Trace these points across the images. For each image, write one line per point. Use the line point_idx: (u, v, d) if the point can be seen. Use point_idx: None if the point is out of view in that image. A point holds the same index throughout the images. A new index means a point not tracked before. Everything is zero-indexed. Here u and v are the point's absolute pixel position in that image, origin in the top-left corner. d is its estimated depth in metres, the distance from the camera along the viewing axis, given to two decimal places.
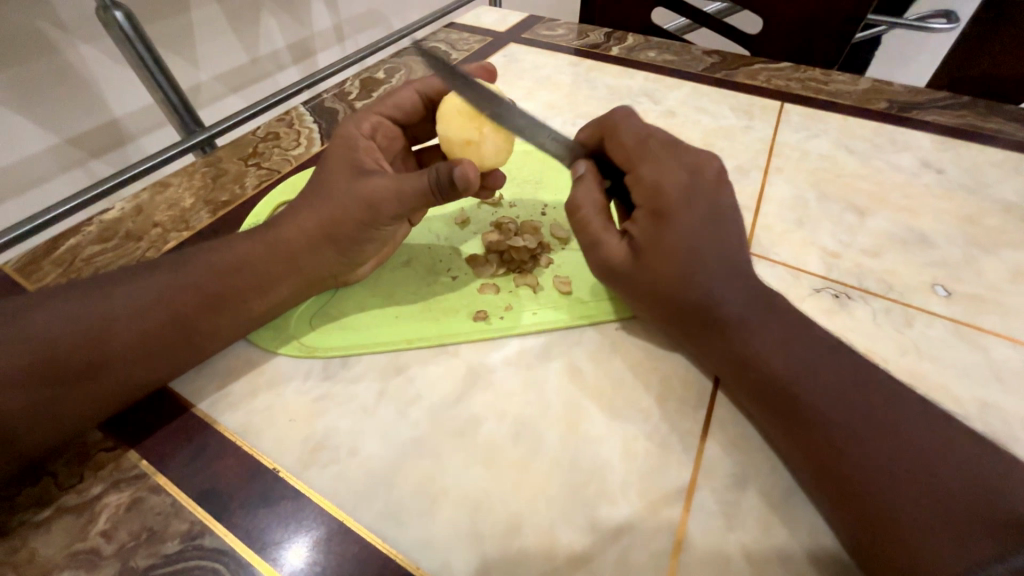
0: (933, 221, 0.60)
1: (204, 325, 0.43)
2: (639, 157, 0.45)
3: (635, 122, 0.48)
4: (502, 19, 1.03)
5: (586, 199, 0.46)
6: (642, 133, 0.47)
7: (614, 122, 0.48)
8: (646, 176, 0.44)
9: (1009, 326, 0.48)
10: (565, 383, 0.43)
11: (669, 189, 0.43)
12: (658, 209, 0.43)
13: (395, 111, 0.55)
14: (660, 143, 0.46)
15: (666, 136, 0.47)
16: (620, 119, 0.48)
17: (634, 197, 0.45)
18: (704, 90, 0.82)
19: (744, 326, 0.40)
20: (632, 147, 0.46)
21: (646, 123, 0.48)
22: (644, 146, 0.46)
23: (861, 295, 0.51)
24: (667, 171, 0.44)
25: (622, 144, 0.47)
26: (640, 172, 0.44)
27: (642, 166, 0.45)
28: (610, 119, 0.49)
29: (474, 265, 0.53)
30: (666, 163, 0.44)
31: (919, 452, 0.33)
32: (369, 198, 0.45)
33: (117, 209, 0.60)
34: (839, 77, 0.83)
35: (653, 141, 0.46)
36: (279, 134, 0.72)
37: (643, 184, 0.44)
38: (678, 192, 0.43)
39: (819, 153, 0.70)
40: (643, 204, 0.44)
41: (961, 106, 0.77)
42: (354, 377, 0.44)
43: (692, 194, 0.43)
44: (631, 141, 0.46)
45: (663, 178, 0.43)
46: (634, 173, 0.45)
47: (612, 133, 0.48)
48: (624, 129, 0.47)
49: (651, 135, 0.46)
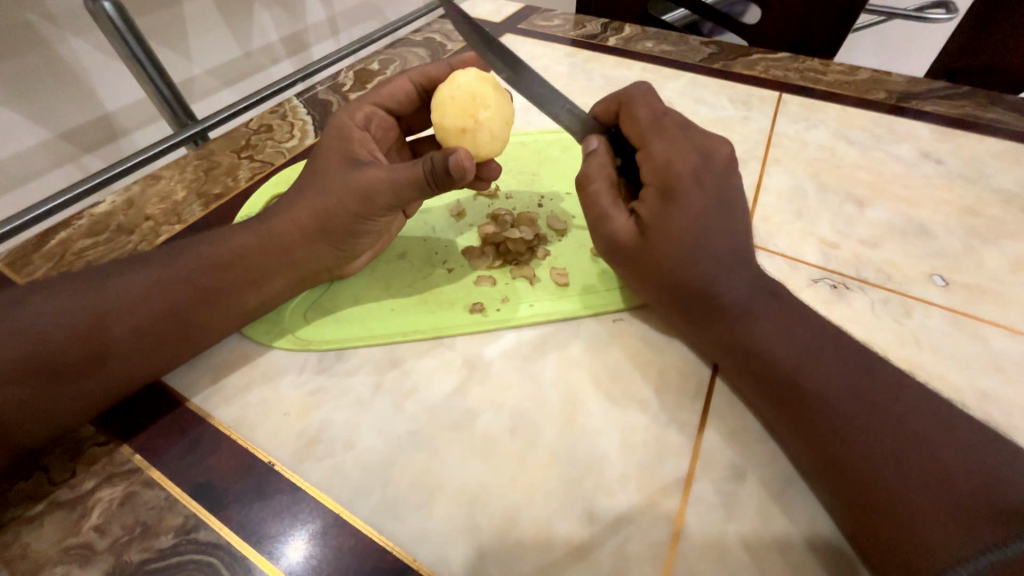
0: (933, 212, 0.59)
1: (197, 319, 0.43)
2: (653, 133, 0.45)
3: (653, 101, 0.47)
4: (498, 9, 1.01)
5: (597, 172, 0.45)
6: (657, 112, 0.46)
7: (630, 101, 0.48)
8: (659, 153, 0.44)
9: (1008, 316, 0.48)
10: (562, 375, 0.43)
11: (681, 167, 0.42)
12: (669, 186, 0.42)
13: (389, 100, 0.54)
14: (675, 123, 0.46)
15: (680, 118, 0.47)
16: (635, 98, 0.48)
17: (644, 173, 0.44)
18: (702, 81, 0.82)
19: (747, 314, 0.40)
20: (646, 125, 0.46)
21: (661, 105, 0.48)
22: (659, 124, 0.45)
23: (859, 285, 0.51)
24: (680, 150, 0.43)
25: (636, 120, 0.46)
26: (652, 148, 0.44)
27: (656, 143, 0.44)
28: (626, 98, 0.48)
29: (471, 257, 0.52)
30: (679, 141, 0.44)
31: (921, 440, 0.33)
32: (363, 189, 0.45)
33: (108, 203, 0.59)
34: (837, 67, 0.83)
35: (667, 121, 0.46)
36: (273, 126, 0.71)
37: (656, 160, 0.43)
38: (689, 170, 0.42)
39: (817, 143, 0.69)
40: (653, 180, 0.43)
41: (961, 96, 0.77)
42: (350, 371, 0.44)
43: (702, 176, 0.43)
44: (646, 117, 0.46)
45: (675, 157, 0.43)
46: (646, 149, 0.45)
47: (627, 111, 0.47)
48: (640, 107, 0.47)
49: (667, 115, 0.46)
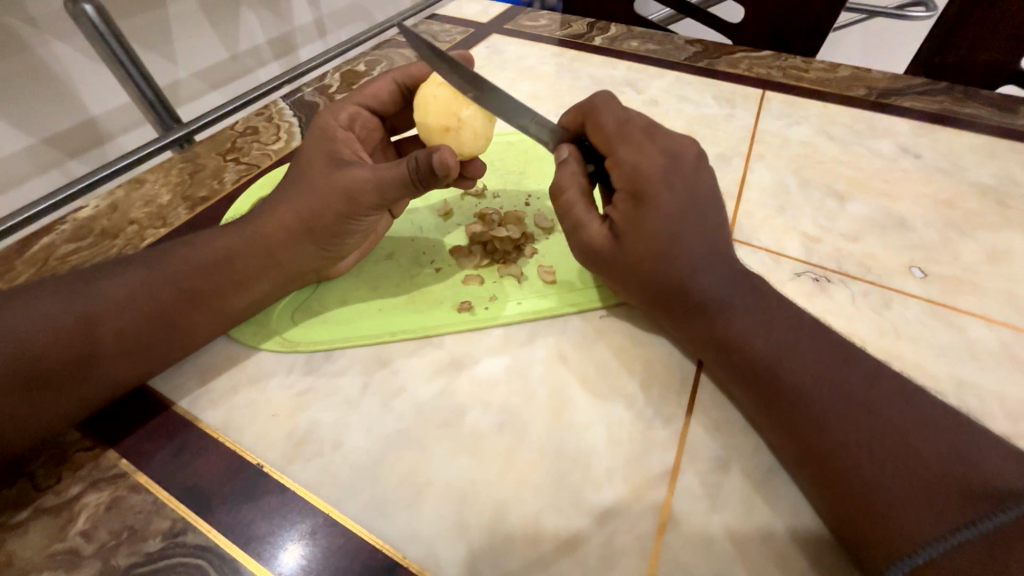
0: (912, 205, 0.61)
1: (184, 321, 0.42)
2: (618, 140, 0.45)
3: (616, 106, 0.47)
4: (484, 10, 1.02)
5: (570, 181, 0.46)
6: (621, 117, 0.46)
7: (593, 107, 0.48)
8: (626, 159, 0.44)
9: (983, 306, 0.49)
10: (550, 372, 0.43)
11: (648, 173, 0.43)
12: (638, 193, 0.43)
13: (373, 101, 0.54)
14: (639, 128, 0.46)
15: (645, 121, 0.47)
16: (600, 103, 0.48)
17: (614, 180, 0.45)
18: (686, 79, 0.83)
19: (726, 307, 0.40)
20: (612, 131, 0.46)
21: (625, 108, 0.48)
22: (623, 130, 0.45)
23: (840, 278, 0.52)
24: (646, 156, 0.44)
25: (601, 127, 0.46)
26: (620, 155, 0.44)
27: (622, 150, 0.45)
28: (591, 104, 0.49)
29: (458, 257, 0.53)
30: (645, 146, 0.44)
31: (895, 427, 0.33)
32: (348, 189, 0.45)
33: (92, 207, 0.59)
34: (818, 65, 0.84)
35: (631, 126, 0.46)
36: (258, 128, 0.71)
37: (623, 167, 0.44)
38: (657, 175, 0.43)
39: (799, 140, 0.70)
40: (623, 187, 0.44)
41: (939, 92, 0.79)
42: (338, 371, 0.44)
43: (671, 179, 0.43)
44: (610, 123, 0.46)
45: (641, 163, 0.43)
46: (613, 156, 0.45)
47: (592, 118, 0.48)
48: (603, 112, 0.47)
49: (631, 120, 0.46)
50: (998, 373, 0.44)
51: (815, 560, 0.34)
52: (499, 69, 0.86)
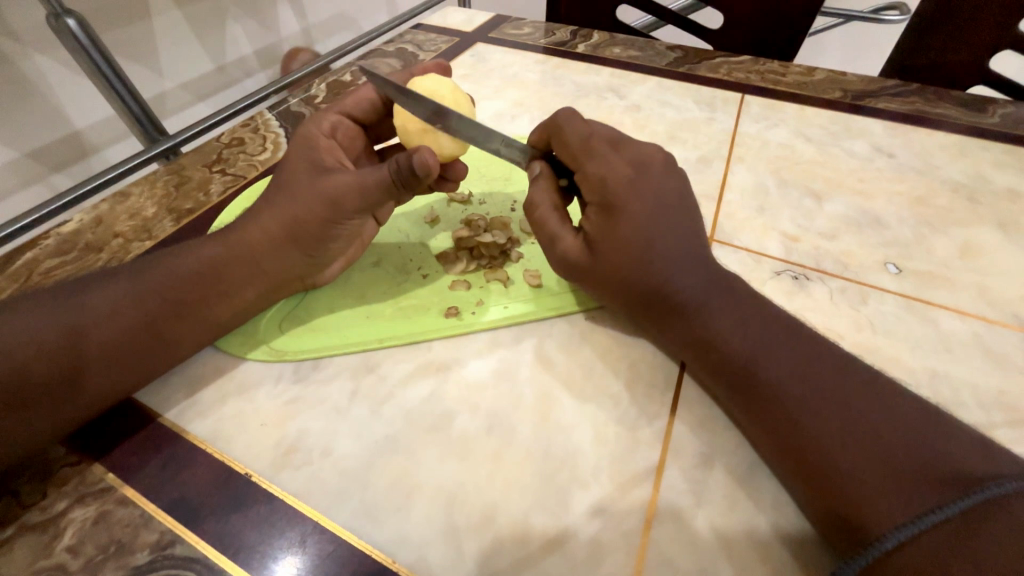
0: (885, 203, 0.62)
1: (170, 330, 0.42)
2: (584, 156, 0.46)
3: (579, 122, 0.48)
4: (469, 19, 1.03)
5: (542, 199, 0.48)
6: (586, 132, 0.47)
7: (557, 125, 0.49)
8: (593, 174, 0.45)
9: (956, 299, 0.51)
10: (537, 373, 0.44)
11: (615, 182, 0.44)
12: (607, 203, 0.44)
13: (355, 109, 0.55)
14: (603, 141, 0.47)
15: (609, 133, 0.48)
16: (562, 119, 0.49)
17: (583, 195, 0.46)
18: (668, 85, 0.84)
19: (702, 309, 0.41)
20: (576, 147, 0.47)
21: (587, 121, 0.48)
22: (588, 145, 0.47)
23: (819, 276, 0.53)
24: (611, 168, 0.45)
25: (566, 143, 0.48)
26: (586, 171, 0.46)
27: (588, 165, 0.46)
28: (555, 119, 0.49)
29: (444, 262, 0.53)
30: (609, 160, 0.45)
31: (867, 421, 0.34)
32: (331, 194, 0.45)
33: (76, 221, 0.58)
34: (794, 69, 0.87)
35: (596, 140, 0.47)
36: (244, 139, 0.72)
37: (591, 181, 0.45)
38: (625, 185, 0.44)
39: (778, 142, 0.72)
40: (592, 201, 0.45)
41: (912, 93, 0.81)
42: (326, 379, 0.44)
43: (639, 188, 0.44)
44: (575, 140, 0.47)
45: (608, 174, 0.44)
46: (581, 172, 0.46)
47: (556, 136, 0.49)
48: (566, 130, 0.48)
49: (595, 134, 0.47)
50: (970, 363, 0.45)
51: (798, 554, 0.34)
52: (485, 77, 0.87)
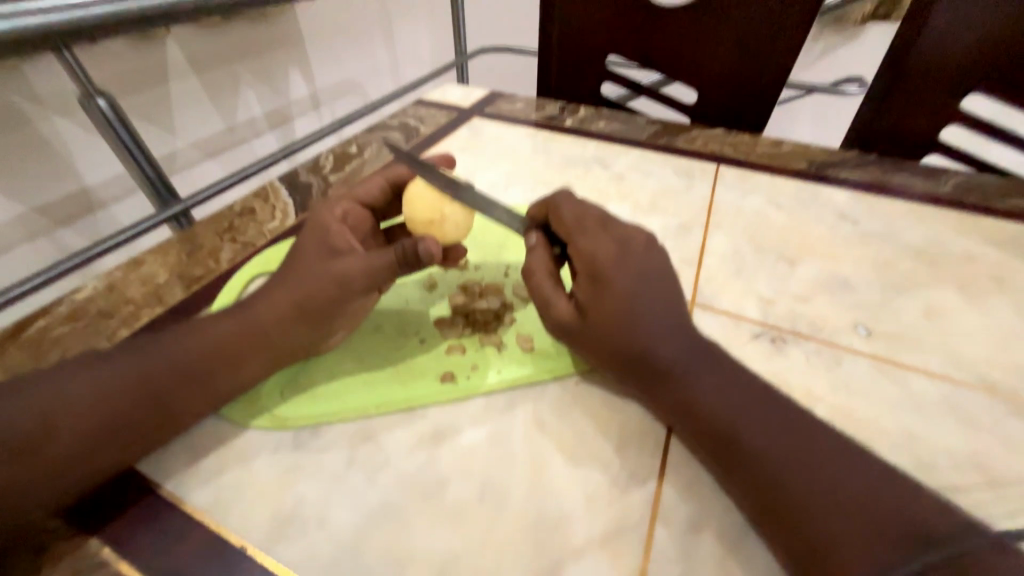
0: (853, 267, 0.67)
1: (176, 401, 0.44)
2: (578, 232, 0.51)
3: (575, 204, 0.54)
4: (467, 95, 1.14)
5: (538, 266, 0.52)
6: (580, 212, 0.53)
7: (556, 203, 0.55)
8: (584, 248, 0.50)
9: (924, 361, 0.54)
10: (529, 437, 0.46)
11: (603, 257, 0.48)
12: (595, 275, 0.48)
13: (366, 197, 0.60)
14: (594, 220, 0.52)
15: (601, 213, 0.53)
16: (561, 199, 0.55)
17: (576, 266, 0.50)
18: (649, 156, 0.92)
19: (685, 375, 0.44)
20: (571, 225, 0.52)
21: (582, 203, 0.54)
22: (581, 223, 0.52)
23: (794, 338, 0.56)
24: (600, 243, 0.49)
25: (562, 220, 0.53)
26: (579, 245, 0.50)
27: (580, 240, 0.50)
28: (554, 200, 0.55)
29: (441, 327, 0.56)
30: (600, 236, 0.50)
31: (845, 487, 0.36)
32: (339, 274, 0.48)
33: (89, 288, 0.61)
34: (763, 142, 0.95)
35: (588, 219, 0.52)
36: (254, 208, 0.76)
37: (582, 255, 0.49)
38: (611, 260, 0.48)
39: (751, 209, 0.78)
40: (583, 271, 0.49)
41: (871, 164, 0.89)
42: (324, 446, 0.45)
43: (624, 262, 0.48)
44: (570, 218, 0.53)
45: (596, 250, 0.49)
46: (574, 245, 0.51)
47: (554, 213, 0.54)
48: (564, 208, 0.54)
49: (588, 214, 0.53)
50: (941, 424, 0.47)
51: None
52: (481, 149, 0.95)
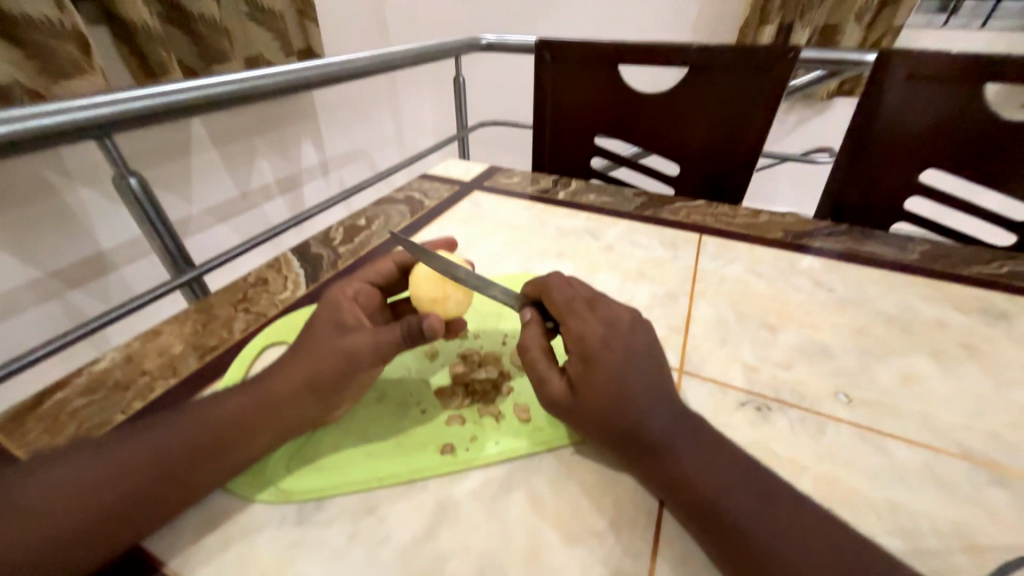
0: (831, 334, 0.71)
1: (188, 476, 0.46)
2: (568, 312, 0.56)
3: (565, 286, 0.60)
4: (468, 170, 1.24)
5: (532, 341, 0.56)
6: (569, 294, 0.58)
7: (548, 285, 0.60)
8: (574, 328, 0.54)
9: (904, 429, 0.56)
10: (526, 510, 0.47)
11: (591, 337, 0.52)
12: (585, 353, 0.51)
13: (376, 277, 0.65)
14: (583, 302, 0.57)
15: (590, 294, 0.59)
16: (553, 282, 0.61)
17: (567, 344, 0.54)
18: (637, 227, 0.99)
19: (673, 451, 0.46)
20: (561, 305, 0.57)
21: (572, 285, 0.60)
22: (572, 304, 0.57)
23: (779, 406, 0.59)
24: (589, 323, 0.54)
25: (554, 301, 0.58)
26: (570, 325, 0.55)
27: (571, 320, 0.55)
28: (547, 281, 0.61)
29: (442, 397, 0.59)
30: (587, 317, 0.55)
31: (831, 566, 0.37)
32: (349, 349, 0.52)
33: (107, 359, 0.64)
34: (741, 213, 1.03)
35: (577, 300, 0.57)
36: (268, 279, 0.81)
37: (572, 334, 0.53)
38: (599, 340, 0.52)
39: (733, 278, 0.84)
40: (573, 349, 0.53)
41: (843, 234, 0.96)
42: (327, 521, 0.47)
43: (611, 342, 0.52)
44: (561, 299, 0.58)
45: (585, 330, 0.53)
46: (565, 324, 0.55)
47: (547, 294, 0.60)
48: (555, 290, 0.59)
49: (578, 296, 0.58)
50: (925, 494, 0.49)
51: None
52: (481, 221, 1.03)
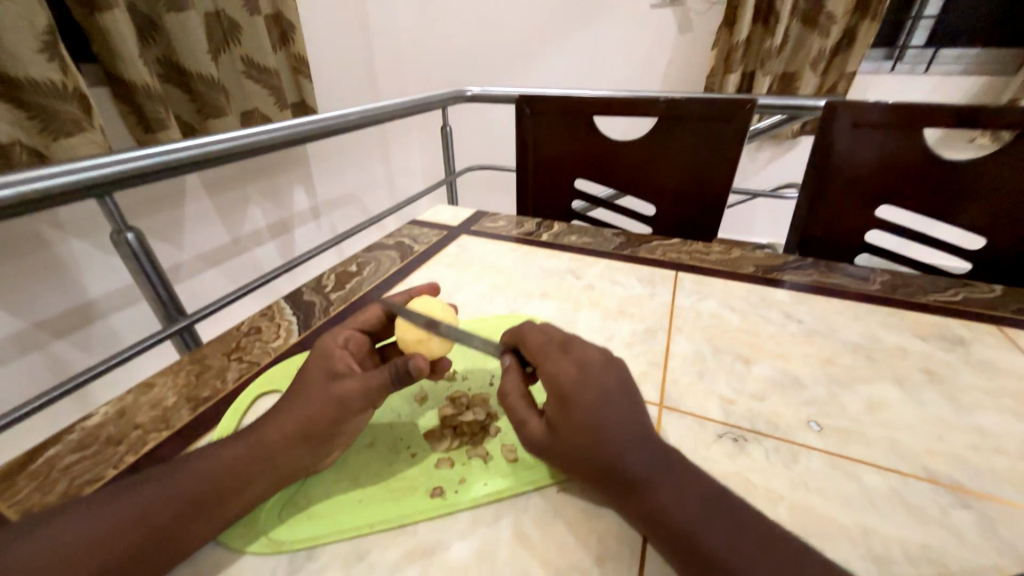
0: (801, 364, 0.75)
1: (181, 530, 0.46)
2: (542, 356, 0.59)
3: (540, 330, 0.63)
4: (455, 215, 1.30)
5: (511, 387, 0.59)
6: (543, 338, 0.62)
7: (524, 330, 0.64)
8: (548, 370, 0.57)
9: (872, 454, 0.59)
10: (515, 550, 0.48)
11: (564, 379, 0.55)
12: (559, 395, 0.54)
13: (365, 323, 0.68)
14: (556, 345, 0.60)
15: (563, 336, 0.62)
16: (528, 327, 0.64)
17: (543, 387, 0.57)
18: (617, 266, 1.04)
19: (649, 486, 0.48)
20: (536, 349, 0.61)
21: (547, 329, 0.63)
22: (546, 347, 0.60)
23: (754, 436, 0.62)
24: (562, 365, 0.57)
25: (529, 345, 0.62)
26: (545, 367, 0.58)
27: (545, 363, 0.58)
28: (523, 326, 0.65)
29: (431, 440, 0.61)
30: (561, 359, 0.58)
31: None
32: (340, 396, 0.54)
33: (100, 414, 0.65)
34: (713, 250, 1.09)
35: (551, 343, 0.61)
36: (261, 327, 0.84)
37: (547, 377, 0.57)
38: (571, 381, 0.55)
39: (708, 313, 0.88)
40: (549, 391, 0.56)
41: (809, 267, 1.02)
42: (318, 570, 0.47)
43: (584, 383, 0.55)
44: (535, 343, 0.61)
45: (558, 372, 0.56)
46: (541, 367, 0.58)
47: (523, 338, 0.63)
48: (529, 335, 0.63)
49: (551, 339, 0.61)
50: (894, 519, 0.51)
51: None
52: (469, 264, 1.07)
